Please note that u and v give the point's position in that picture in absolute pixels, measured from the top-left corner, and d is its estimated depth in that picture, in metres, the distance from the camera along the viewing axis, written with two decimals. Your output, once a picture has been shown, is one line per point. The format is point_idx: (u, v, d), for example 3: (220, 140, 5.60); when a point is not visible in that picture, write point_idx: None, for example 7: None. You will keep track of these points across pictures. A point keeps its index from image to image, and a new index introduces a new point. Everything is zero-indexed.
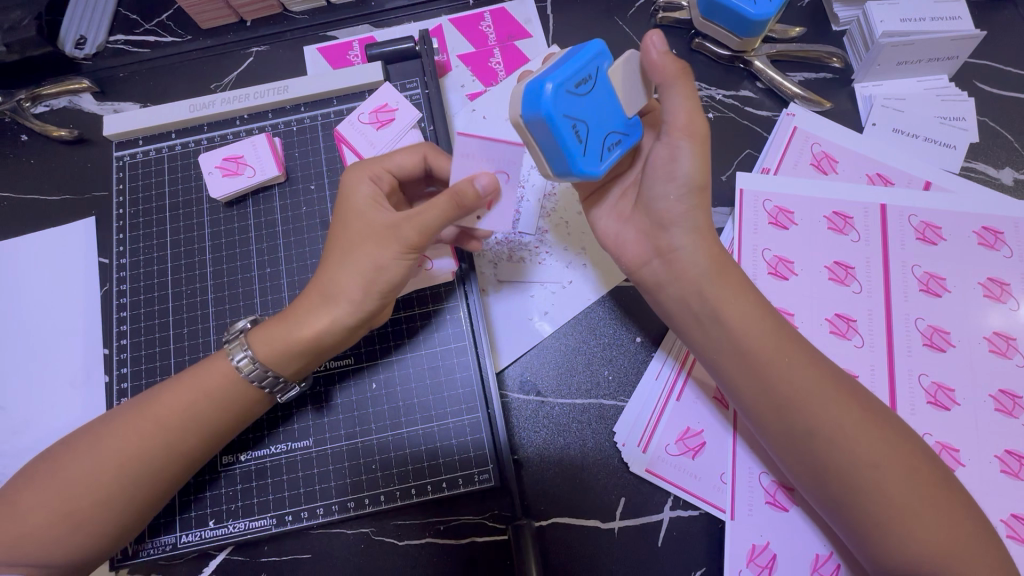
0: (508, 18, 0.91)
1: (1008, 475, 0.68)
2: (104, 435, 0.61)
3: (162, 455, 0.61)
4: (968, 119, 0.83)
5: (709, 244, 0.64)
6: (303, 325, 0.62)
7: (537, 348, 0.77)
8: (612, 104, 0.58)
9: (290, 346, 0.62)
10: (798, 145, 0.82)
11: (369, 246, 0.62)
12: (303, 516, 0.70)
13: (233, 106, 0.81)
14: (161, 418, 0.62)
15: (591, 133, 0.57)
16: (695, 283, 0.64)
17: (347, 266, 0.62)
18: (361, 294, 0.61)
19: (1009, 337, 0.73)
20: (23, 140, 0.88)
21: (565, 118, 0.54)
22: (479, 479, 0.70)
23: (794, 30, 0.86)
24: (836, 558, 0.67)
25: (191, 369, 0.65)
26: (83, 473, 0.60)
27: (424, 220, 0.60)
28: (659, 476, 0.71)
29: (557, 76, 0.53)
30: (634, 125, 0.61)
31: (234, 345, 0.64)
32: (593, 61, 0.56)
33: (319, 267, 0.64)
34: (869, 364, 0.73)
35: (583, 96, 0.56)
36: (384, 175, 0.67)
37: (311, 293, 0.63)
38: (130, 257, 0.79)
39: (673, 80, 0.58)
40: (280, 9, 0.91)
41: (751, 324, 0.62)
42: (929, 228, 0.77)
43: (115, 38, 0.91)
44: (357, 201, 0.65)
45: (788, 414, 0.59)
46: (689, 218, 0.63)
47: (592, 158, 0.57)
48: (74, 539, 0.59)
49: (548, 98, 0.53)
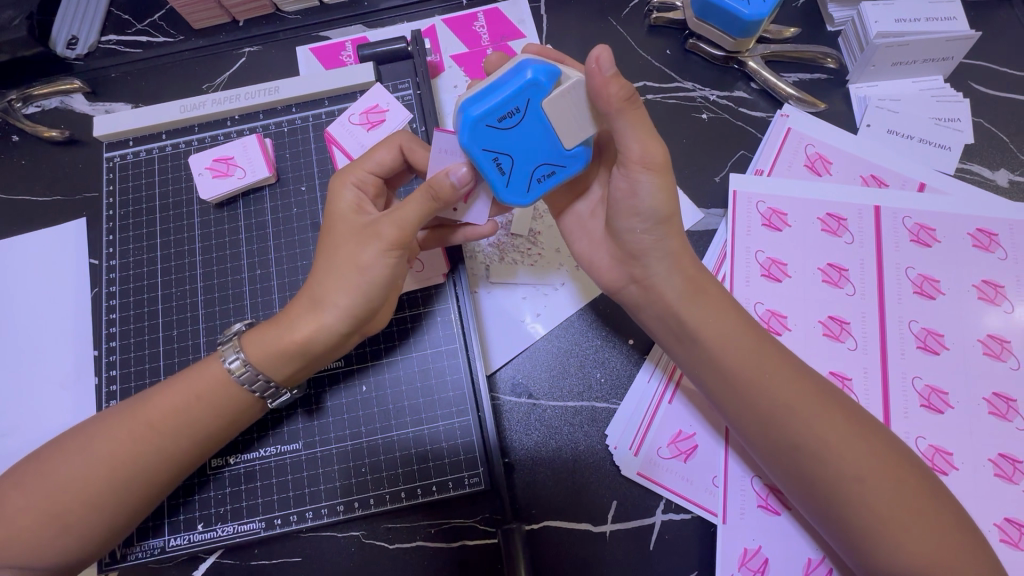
0: (501, 18, 0.91)
1: (1002, 479, 0.68)
2: (92, 438, 0.61)
3: (152, 458, 0.61)
4: (964, 120, 0.82)
5: (684, 266, 0.63)
6: (293, 329, 0.62)
7: (529, 351, 0.77)
8: (547, 134, 0.56)
9: (281, 351, 0.62)
10: (792, 147, 0.82)
11: (353, 248, 0.61)
12: (293, 520, 0.69)
13: (224, 107, 0.81)
14: (152, 421, 0.61)
15: (517, 165, 0.57)
16: (672, 309, 0.63)
17: (332, 271, 0.61)
18: (347, 297, 0.61)
19: (1003, 340, 0.72)
20: (14, 141, 0.88)
21: (484, 152, 0.56)
22: (470, 483, 0.69)
23: (789, 30, 0.85)
24: (827, 563, 0.67)
25: (183, 374, 0.64)
26: (71, 475, 0.59)
27: (403, 218, 0.60)
28: (651, 480, 0.71)
29: (478, 108, 0.54)
30: (575, 155, 0.58)
31: (228, 347, 0.64)
32: (524, 94, 0.53)
33: (309, 274, 0.64)
34: (862, 367, 0.73)
35: (507, 129, 0.55)
36: (368, 178, 0.67)
37: (301, 299, 0.63)
38: (119, 259, 0.79)
39: (621, 108, 0.52)
40: (273, 9, 0.91)
41: (734, 335, 0.61)
42: (923, 230, 0.77)
43: (107, 38, 0.91)
44: (341, 207, 0.65)
45: (772, 426, 0.59)
46: (662, 248, 0.62)
47: (516, 188, 0.59)
48: (61, 542, 0.58)
49: (464, 134, 0.54)
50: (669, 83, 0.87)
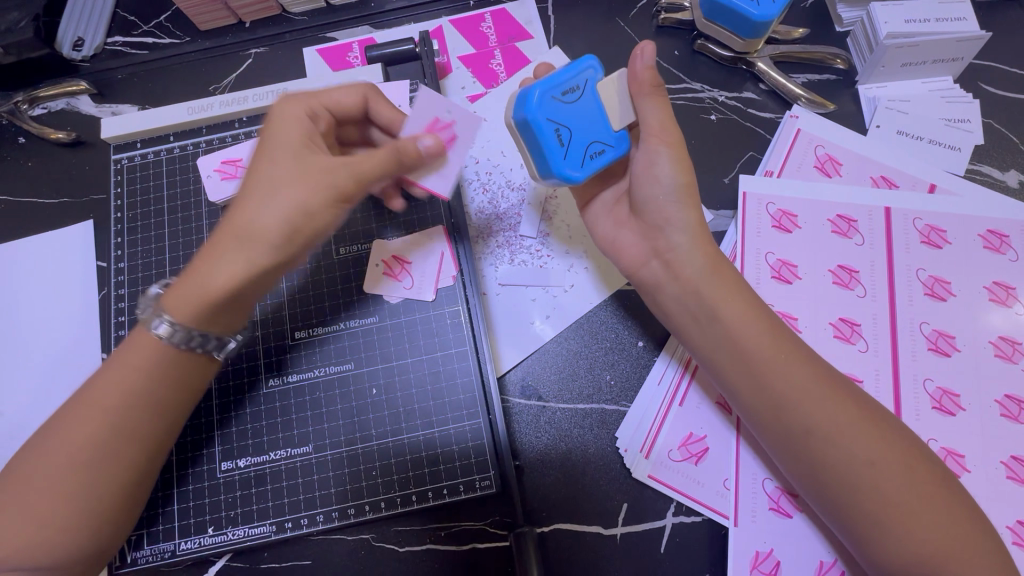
0: (508, 18, 0.91)
1: (1013, 481, 0.68)
2: (51, 435, 0.58)
3: (119, 438, 0.58)
4: (974, 120, 0.82)
5: (703, 242, 0.65)
6: (214, 273, 0.56)
7: (538, 353, 0.77)
8: (600, 116, 0.62)
9: (200, 299, 0.57)
10: (802, 147, 0.81)
11: (296, 187, 0.56)
12: (303, 523, 0.69)
13: (232, 108, 0.81)
14: (102, 404, 0.58)
15: (574, 138, 0.61)
16: (690, 285, 0.64)
17: (264, 207, 0.56)
18: (282, 239, 0.56)
19: (1014, 342, 0.72)
20: (21, 143, 0.88)
21: (548, 121, 0.59)
22: (480, 486, 0.69)
23: (798, 31, 0.85)
24: (840, 565, 0.66)
25: (113, 362, 0.61)
26: (51, 477, 0.56)
27: (361, 170, 0.59)
28: (661, 482, 0.71)
29: (544, 82, 0.59)
30: (621, 138, 0.63)
31: (151, 314, 0.60)
32: (584, 76, 0.61)
33: (233, 207, 0.58)
34: (873, 369, 0.73)
35: (568, 103, 0.60)
36: (321, 113, 0.67)
37: (227, 234, 0.57)
38: (127, 261, 0.78)
39: (652, 91, 0.61)
40: (279, 10, 0.91)
41: (746, 322, 0.62)
42: (934, 231, 0.77)
43: (114, 39, 0.91)
44: (287, 142, 0.60)
45: (786, 413, 0.59)
46: (679, 218, 0.65)
47: (573, 161, 0.61)
48: (52, 545, 0.56)
49: (532, 99, 0.58)
50: (677, 83, 0.86)
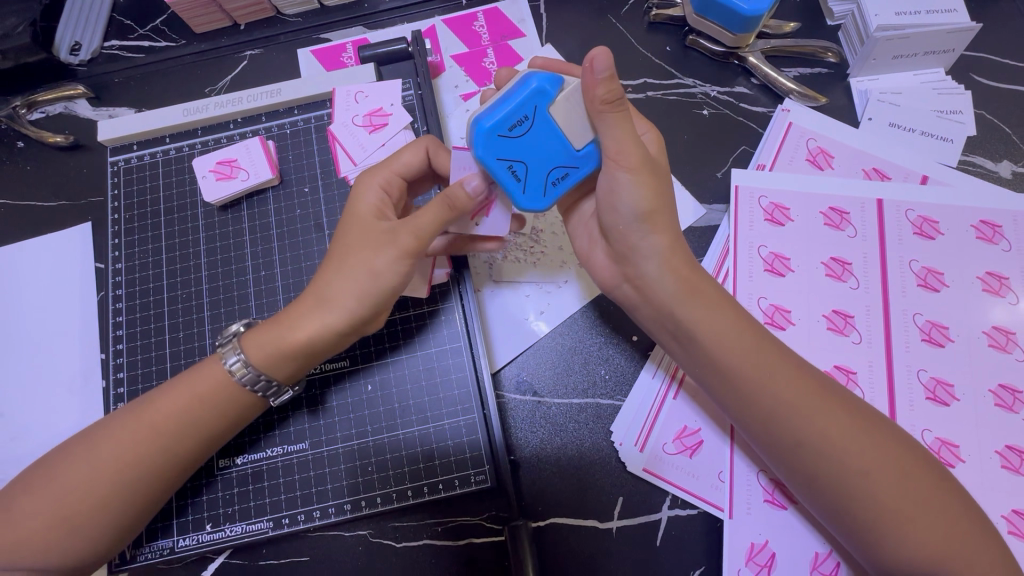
0: (501, 18, 0.91)
1: (1009, 471, 0.68)
2: (97, 439, 0.61)
3: (156, 460, 0.60)
4: (965, 112, 0.82)
5: (674, 264, 0.62)
6: (296, 328, 0.61)
7: (533, 349, 0.77)
8: (558, 138, 0.58)
9: (282, 349, 0.62)
10: (794, 141, 0.82)
11: (367, 250, 0.61)
12: (300, 519, 0.70)
13: (227, 110, 0.81)
14: (155, 421, 0.61)
15: (531, 171, 0.59)
16: (666, 307, 0.63)
17: (344, 273, 0.61)
18: (356, 303, 0.61)
19: (1008, 332, 0.72)
20: (20, 147, 0.89)
21: (498, 160, 0.58)
22: (476, 480, 0.70)
23: (789, 25, 0.85)
24: (835, 555, 0.67)
25: (186, 372, 0.64)
26: (77, 482, 0.59)
27: (420, 226, 0.60)
28: (656, 475, 0.71)
29: (489, 120, 0.56)
30: (585, 157, 0.60)
31: (228, 348, 0.63)
32: (532, 100, 0.57)
33: (317, 272, 0.63)
34: (867, 360, 0.73)
35: (519, 136, 0.57)
36: (393, 179, 0.67)
37: (307, 297, 0.62)
38: (125, 262, 0.79)
39: (604, 109, 0.55)
40: (273, 12, 0.92)
41: (729, 337, 0.60)
42: (926, 222, 0.77)
43: (110, 43, 0.92)
44: (362, 207, 0.64)
45: (775, 423, 0.58)
46: (645, 245, 0.62)
47: (532, 194, 0.60)
48: (67, 548, 0.58)
49: (478, 144, 0.57)
50: (669, 79, 0.87)
